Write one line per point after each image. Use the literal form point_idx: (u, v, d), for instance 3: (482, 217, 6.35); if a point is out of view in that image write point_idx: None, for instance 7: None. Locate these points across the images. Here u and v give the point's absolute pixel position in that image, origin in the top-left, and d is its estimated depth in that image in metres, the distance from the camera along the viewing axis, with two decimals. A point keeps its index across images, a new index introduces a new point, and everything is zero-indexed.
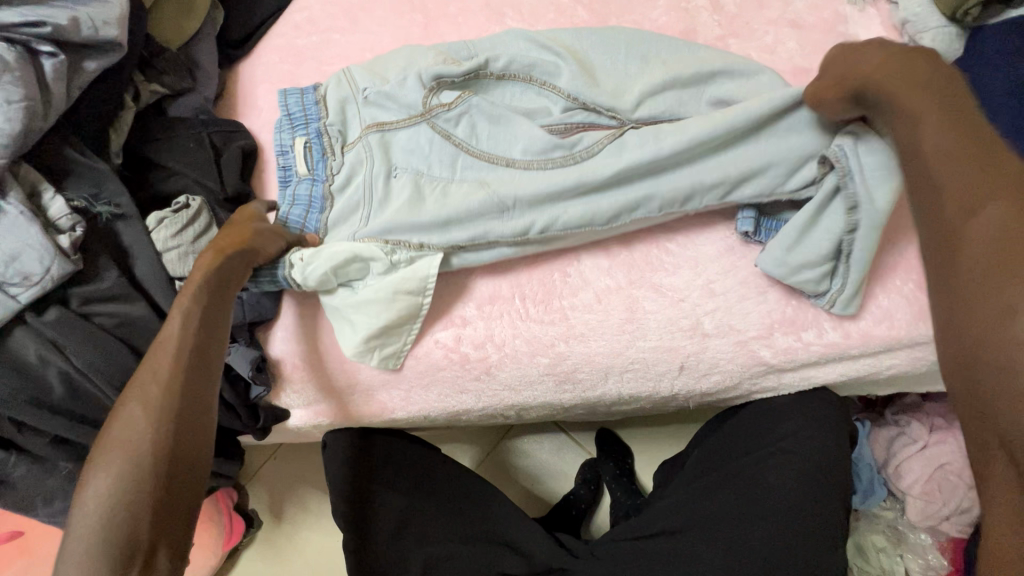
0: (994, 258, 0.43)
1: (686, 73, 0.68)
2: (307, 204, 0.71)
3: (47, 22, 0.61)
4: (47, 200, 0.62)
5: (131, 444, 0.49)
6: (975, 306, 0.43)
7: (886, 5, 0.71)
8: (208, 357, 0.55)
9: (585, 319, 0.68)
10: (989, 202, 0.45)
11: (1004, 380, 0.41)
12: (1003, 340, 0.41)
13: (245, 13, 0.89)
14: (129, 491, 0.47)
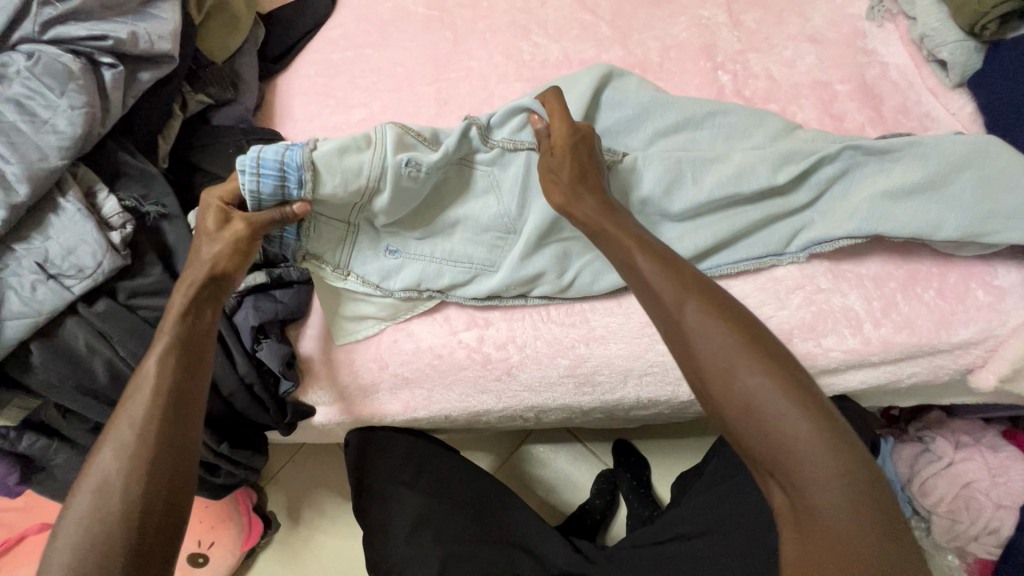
0: (684, 353, 0.51)
1: (698, 113, 0.69)
2: (277, 173, 0.61)
3: (109, 36, 0.66)
4: (102, 199, 0.66)
5: (113, 489, 0.50)
6: (709, 372, 0.49)
7: (905, 21, 0.73)
8: (190, 400, 0.55)
9: (605, 322, 0.70)
10: (689, 304, 0.51)
11: (752, 422, 0.46)
12: (752, 394, 0.46)
13: (284, 30, 0.95)
14: (111, 534, 0.48)
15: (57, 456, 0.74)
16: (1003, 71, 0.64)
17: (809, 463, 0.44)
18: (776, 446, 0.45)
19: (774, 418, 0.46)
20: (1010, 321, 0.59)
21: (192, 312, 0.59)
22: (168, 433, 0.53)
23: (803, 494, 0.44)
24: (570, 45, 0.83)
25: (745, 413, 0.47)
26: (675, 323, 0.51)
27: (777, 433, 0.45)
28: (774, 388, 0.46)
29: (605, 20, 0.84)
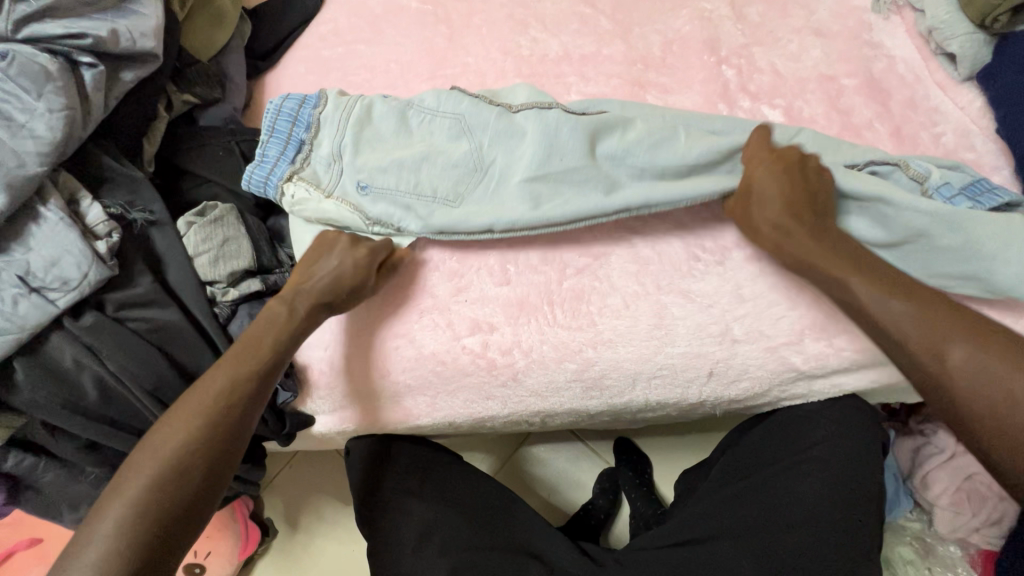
0: (887, 341, 0.55)
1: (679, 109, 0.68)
2: (293, 116, 0.74)
3: (89, 34, 0.63)
4: (86, 206, 0.63)
5: (139, 505, 0.53)
6: (917, 354, 0.53)
7: (910, 14, 0.72)
8: (235, 412, 0.59)
9: (613, 325, 0.67)
10: (894, 297, 0.55)
11: (970, 397, 0.51)
12: (950, 374, 0.52)
13: (272, 26, 0.91)
14: (133, 543, 0.51)
15: (44, 474, 0.71)
16: (1012, 66, 0.63)
17: (962, 397, 0.51)
18: (995, 410, 0.50)
19: (948, 369, 0.52)
20: None
21: (262, 335, 0.63)
22: (221, 449, 0.57)
23: (1001, 438, 0.50)
24: (570, 39, 0.81)
25: (891, 347, 0.55)
26: (853, 308, 0.57)
27: (945, 374, 0.52)
28: (989, 360, 0.51)
29: (605, 14, 0.82)
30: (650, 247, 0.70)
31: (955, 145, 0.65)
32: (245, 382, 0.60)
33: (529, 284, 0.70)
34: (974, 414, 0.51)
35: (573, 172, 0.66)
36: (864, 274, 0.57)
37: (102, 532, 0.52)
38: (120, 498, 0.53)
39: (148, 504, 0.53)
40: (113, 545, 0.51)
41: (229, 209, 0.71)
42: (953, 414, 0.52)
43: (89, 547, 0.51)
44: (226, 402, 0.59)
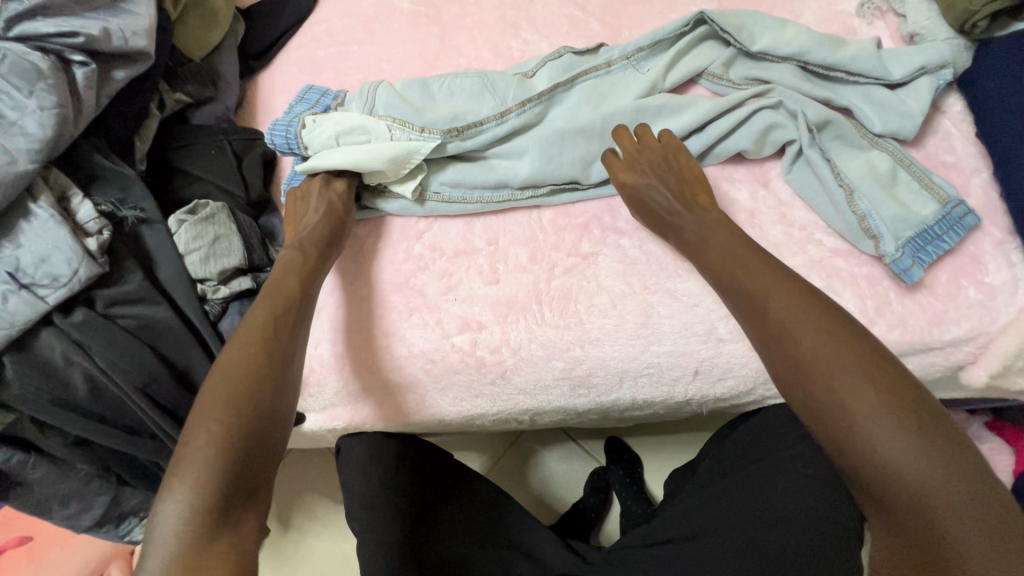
0: (773, 352, 0.52)
1: (666, 61, 0.72)
2: (313, 102, 0.76)
3: (80, 32, 0.63)
4: (76, 204, 0.63)
5: (239, 403, 0.52)
6: (791, 360, 0.50)
7: (894, 18, 0.73)
8: (284, 327, 0.59)
9: (600, 324, 0.68)
10: (770, 301, 0.54)
11: (855, 411, 0.46)
12: (821, 370, 0.48)
13: (265, 26, 0.92)
14: (231, 443, 0.50)
15: (35, 470, 0.71)
16: (992, 69, 0.63)
17: (867, 439, 0.45)
18: (854, 437, 0.46)
19: (842, 377, 0.47)
20: (1001, 318, 0.59)
21: (281, 273, 0.65)
22: (285, 360, 0.57)
23: (881, 461, 0.44)
24: (560, 42, 0.82)
25: (796, 368, 0.50)
26: (759, 313, 0.54)
27: (813, 367, 0.49)
28: (846, 363, 0.48)
29: (595, 16, 0.83)
30: (637, 247, 0.70)
31: (935, 147, 0.66)
32: (284, 302, 0.61)
33: (518, 283, 0.71)
34: (874, 452, 0.45)
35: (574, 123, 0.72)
36: (784, 292, 0.54)
37: (201, 451, 0.49)
38: (207, 416, 0.51)
39: (235, 413, 0.51)
40: (204, 455, 0.48)
41: (220, 206, 0.71)
42: (816, 418, 0.48)
43: (184, 463, 0.48)
44: (275, 321, 0.59)
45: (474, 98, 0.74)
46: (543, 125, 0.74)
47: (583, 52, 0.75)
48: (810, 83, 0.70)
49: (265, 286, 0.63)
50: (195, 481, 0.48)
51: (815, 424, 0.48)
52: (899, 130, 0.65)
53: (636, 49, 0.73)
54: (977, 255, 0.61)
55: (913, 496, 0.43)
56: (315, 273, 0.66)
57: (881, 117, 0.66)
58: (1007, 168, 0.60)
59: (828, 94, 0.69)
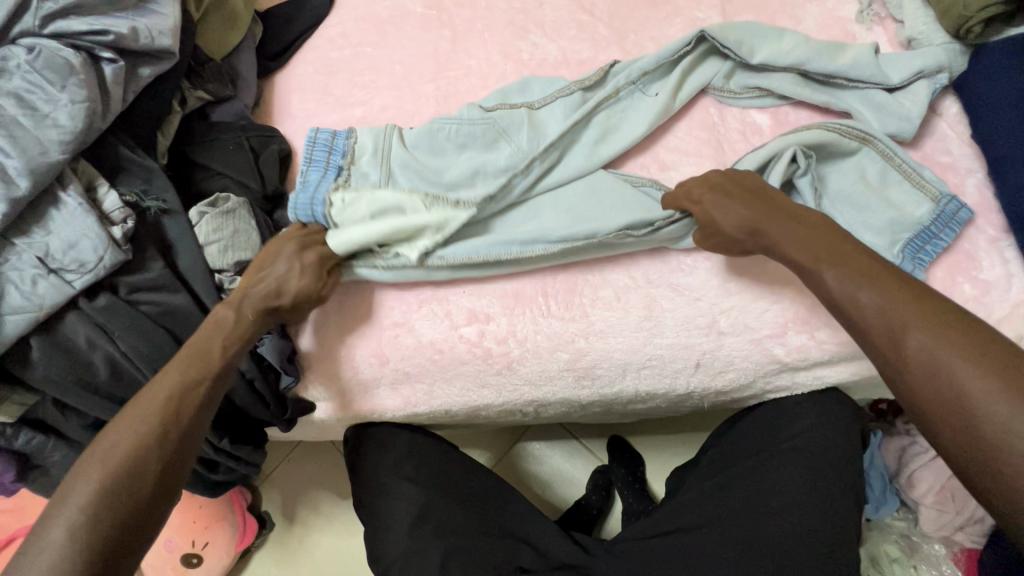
0: (865, 334, 0.52)
1: (674, 91, 0.74)
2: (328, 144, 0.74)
3: (110, 31, 0.66)
4: (102, 193, 0.66)
5: (106, 478, 0.52)
6: (885, 345, 0.50)
7: (892, 24, 0.75)
8: (188, 404, 0.58)
9: (604, 316, 0.70)
10: (865, 288, 0.52)
11: (959, 397, 0.45)
12: (916, 352, 0.48)
13: (282, 28, 0.95)
14: (100, 523, 0.51)
15: (53, 453, 0.74)
16: (986, 72, 0.65)
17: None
18: (967, 424, 0.44)
19: (948, 362, 0.46)
20: (995, 313, 0.60)
21: (204, 336, 0.61)
22: (181, 437, 0.57)
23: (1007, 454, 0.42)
24: (568, 45, 0.85)
25: (965, 429, 0.45)
26: (846, 300, 0.53)
27: (983, 433, 0.44)
28: (958, 350, 0.46)
29: (601, 21, 0.85)
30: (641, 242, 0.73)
31: (931, 148, 0.68)
32: (194, 377, 0.59)
33: (525, 277, 0.73)
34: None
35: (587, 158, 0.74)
36: (874, 282, 0.53)
37: (80, 496, 0.51)
38: (95, 462, 0.53)
39: (107, 493, 0.52)
40: (71, 537, 0.50)
41: (240, 201, 0.73)
42: (954, 438, 0.45)
43: (50, 538, 0.50)
44: (178, 399, 0.58)
45: (491, 128, 0.74)
46: (562, 167, 0.74)
47: (593, 83, 0.76)
48: (810, 89, 0.72)
49: (186, 344, 0.61)
50: (65, 554, 0.49)
51: (982, 493, 0.44)
52: (899, 131, 0.67)
53: (643, 72, 0.75)
54: (972, 252, 0.63)
55: None
56: (245, 339, 0.63)
57: (879, 119, 0.68)
58: (1002, 167, 0.62)
59: (827, 98, 0.71)
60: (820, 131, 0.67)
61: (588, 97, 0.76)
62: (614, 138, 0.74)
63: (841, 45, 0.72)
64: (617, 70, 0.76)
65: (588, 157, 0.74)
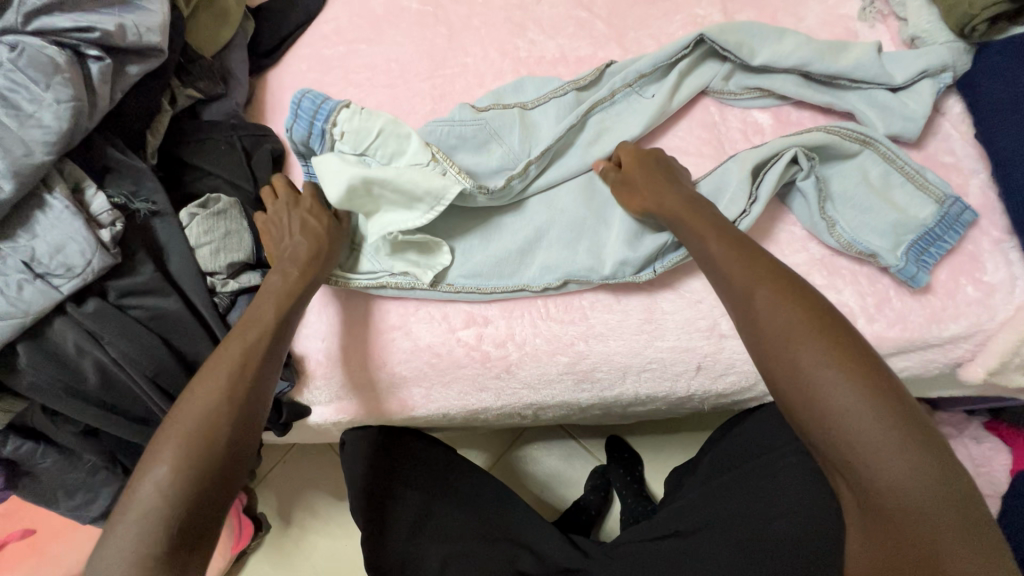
0: (753, 336, 0.51)
1: (669, 90, 0.73)
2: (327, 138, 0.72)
3: (96, 28, 0.64)
4: (90, 195, 0.64)
5: (186, 437, 0.51)
6: (769, 348, 0.49)
7: (895, 22, 0.74)
8: (254, 363, 0.57)
9: (604, 319, 0.69)
10: (761, 288, 0.52)
11: (825, 402, 0.45)
12: (797, 363, 0.47)
13: (275, 24, 0.93)
14: (190, 484, 0.49)
15: (44, 460, 0.72)
16: (991, 72, 0.64)
17: (882, 470, 0.43)
18: (834, 436, 0.45)
19: (816, 375, 0.46)
20: (999, 315, 0.60)
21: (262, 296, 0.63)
22: (255, 396, 0.56)
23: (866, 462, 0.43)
24: (566, 42, 0.84)
25: (802, 387, 0.47)
26: (739, 300, 0.53)
27: (818, 391, 0.46)
28: (829, 360, 0.46)
29: (600, 18, 0.84)
30: None
31: (935, 149, 0.67)
32: (257, 335, 0.59)
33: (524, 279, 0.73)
34: (887, 487, 0.43)
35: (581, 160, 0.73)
36: (769, 284, 0.52)
37: (156, 479, 0.49)
38: (165, 435, 0.52)
39: (187, 454, 0.50)
40: (158, 503, 0.48)
41: (230, 202, 0.73)
42: (823, 446, 0.45)
43: (137, 505, 0.48)
44: (245, 357, 0.57)
45: (485, 129, 0.73)
46: (557, 167, 0.74)
47: (586, 85, 0.75)
48: (812, 90, 0.71)
49: (247, 308, 0.62)
50: (157, 518, 0.48)
51: (819, 443, 0.46)
52: (903, 132, 0.66)
53: (638, 75, 0.74)
54: (975, 254, 0.62)
55: (897, 504, 0.42)
56: (295, 292, 0.64)
57: (883, 119, 0.67)
58: (1006, 168, 0.61)
59: (831, 99, 0.70)
60: (824, 134, 0.66)
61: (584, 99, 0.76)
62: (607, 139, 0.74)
63: (845, 44, 0.70)
64: (612, 70, 0.75)
65: (582, 159, 0.73)
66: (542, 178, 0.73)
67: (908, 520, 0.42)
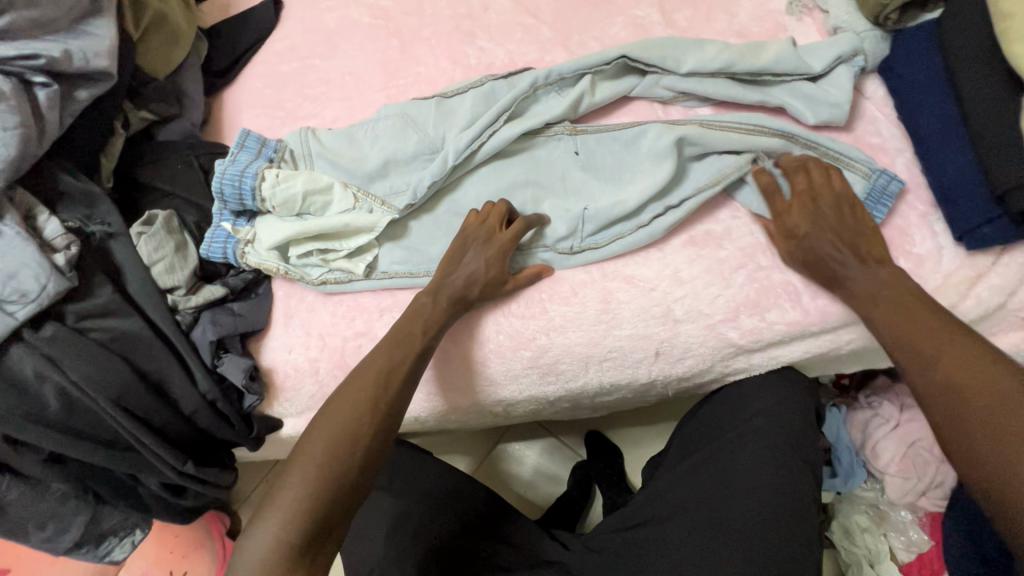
0: (855, 297, 0.61)
1: (603, 92, 0.76)
2: (256, 150, 0.77)
3: (41, 55, 0.65)
4: (43, 221, 0.64)
5: (312, 455, 0.56)
6: (876, 300, 0.60)
7: (820, 14, 0.78)
8: (383, 378, 0.62)
9: (563, 312, 0.71)
10: (874, 263, 0.61)
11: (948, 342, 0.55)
12: (910, 312, 0.58)
13: (228, 45, 0.94)
14: (307, 497, 0.54)
15: (11, 492, 0.72)
16: (907, 56, 0.68)
17: (996, 411, 0.50)
18: (936, 358, 0.55)
19: (905, 313, 0.58)
20: (929, 284, 0.63)
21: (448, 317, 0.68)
22: (351, 410, 0.60)
23: (964, 374, 0.53)
24: (514, 48, 0.86)
25: (922, 361, 0.55)
26: (824, 270, 0.63)
27: (965, 363, 0.53)
28: (916, 301, 0.58)
29: (545, 23, 0.87)
30: None
31: (862, 131, 0.71)
32: (391, 348, 0.65)
33: None
34: (1012, 429, 0.49)
35: (529, 161, 0.76)
36: (856, 253, 0.62)
37: (285, 498, 0.54)
38: (299, 466, 0.56)
39: (326, 470, 0.56)
40: (296, 512, 0.53)
41: (169, 213, 0.73)
42: (922, 370, 0.55)
43: (268, 518, 0.53)
44: (374, 377, 0.62)
45: (427, 138, 0.78)
46: (501, 168, 0.76)
47: (524, 91, 0.76)
48: (741, 88, 0.73)
49: (399, 320, 0.68)
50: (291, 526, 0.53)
51: (908, 369, 0.56)
52: (831, 119, 0.69)
53: (559, 76, 0.76)
54: (905, 229, 0.65)
55: (984, 398, 0.51)
56: (410, 317, 0.67)
57: (811, 108, 0.70)
58: (927, 146, 0.65)
59: (761, 97, 0.72)
60: (739, 132, 0.71)
61: (521, 106, 0.78)
62: (551, 139, 0.77)
63: (760, 43, 0.73)
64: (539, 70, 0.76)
65: (526, 158, 0.76)
66: (489, 180, 0.76)
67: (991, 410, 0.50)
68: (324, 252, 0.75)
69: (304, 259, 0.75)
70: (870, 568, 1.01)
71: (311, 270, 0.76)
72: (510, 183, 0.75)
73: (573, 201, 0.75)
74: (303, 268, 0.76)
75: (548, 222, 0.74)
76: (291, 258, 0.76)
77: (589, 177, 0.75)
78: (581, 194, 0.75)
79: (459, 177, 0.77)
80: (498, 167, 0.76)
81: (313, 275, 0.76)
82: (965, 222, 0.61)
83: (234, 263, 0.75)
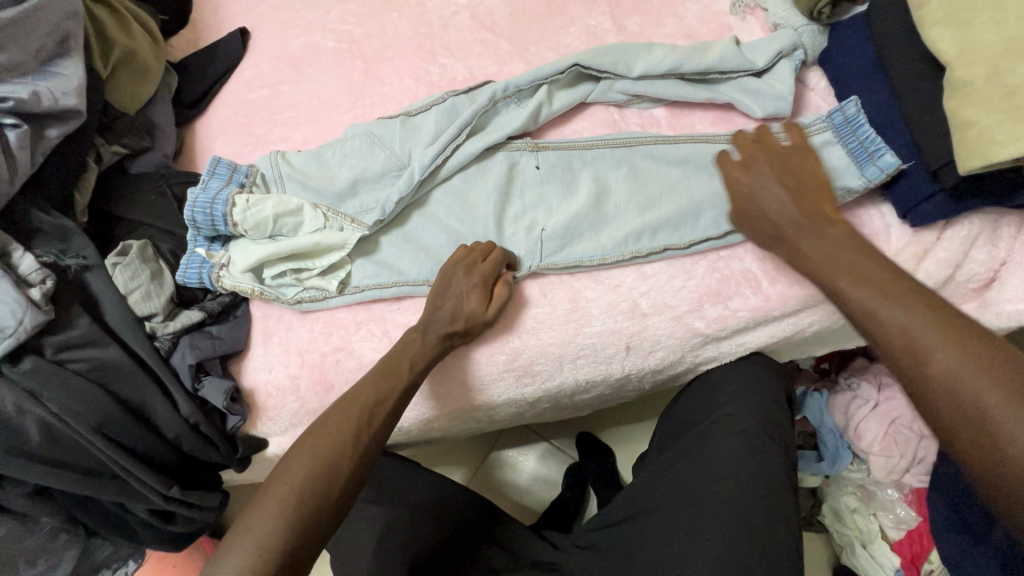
0: (778, 244, 0.63)
1: (560, 100, 0.79)
2: (227, 176, 0.79)
3: (10, 97, 0.66)
4: (18, 258, 0.65)
5: (297, 477, 0.59)
6: (801, 251, 0.61)
7: (762, 13, 0.81)
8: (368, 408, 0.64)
9: (534, 314, 0.73)
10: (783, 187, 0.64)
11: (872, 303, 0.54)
12: (834, 265, 0.58)
13: (198, 77, 0.97)
14: (289, 521, 0.56)
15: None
16: (844, 48, 0.71)
17: (949, 392, 0.47)
18: (883, 328, 0.52)
19: (855, 285, 0.55)
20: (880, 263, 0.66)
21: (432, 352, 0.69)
22: (338, 434, 0.62)
23: (915, 356, 0.49)
24: (474, 62, 0.89)
25: (869, 325, 0.53)
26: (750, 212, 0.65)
27: (904, 336, 0.51)
28: (868, 265, 0.56)
29: (503, 36, 0.90)
30: None
31: None
32: (380, 378, 0.66)
33: None
34: (979, 413, 0.45)
35: (493, 172, 0.78)
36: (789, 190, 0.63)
37: (265, 520, 0.56)
38: (279, 489, 0.58)
39: (304, 493, 0.58)
40: (267, 539, 0.55)
41: (144, 243, 0.74)
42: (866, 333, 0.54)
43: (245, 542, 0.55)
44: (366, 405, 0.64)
45: (393, 155, 0.80)
46: (467, 180, 0.78)
47: (484, 105, 0.78)
48: (691, 88, 0.76)
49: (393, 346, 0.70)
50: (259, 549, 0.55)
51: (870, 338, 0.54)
52: (778, 111, 0.73)
53: (517, 89, 0.78)
54: (852, 212, 0.68)
55: (946, 380, 0.47)
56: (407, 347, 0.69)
57: (757, 103, 0.73)
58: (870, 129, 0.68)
59: (709, 95, 0.76)
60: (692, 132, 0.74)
61: (483, 120, 0.80)
62: (514, 149, 0.78)
63: (706, 43, 0.76)
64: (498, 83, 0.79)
65: (489, 168, 0.78)
66: (456, 193, 0.78)
67: (943, 398, 0.47)
68: (297, 272, 0.77)
69: (279, 280, 0.77)
70: (863, 549, 1.01)
71: (286, 290, 0.78)
72: (476, 196, 0.77)
73: (536, 209, 0.77)
74: (278, 288, 0.77)
75: (513, 231, 0.76)
76: (265, 279, 0.77)
77: (552, 185, 0.77)
78: (544, 201, 0.77)
79: (426, 192, 0.79)
80: (463, 179, 0.79)
81: (289, 294, 0.78)
82: (905, 202, 0.64)
83: (210, 287, 0.77)
